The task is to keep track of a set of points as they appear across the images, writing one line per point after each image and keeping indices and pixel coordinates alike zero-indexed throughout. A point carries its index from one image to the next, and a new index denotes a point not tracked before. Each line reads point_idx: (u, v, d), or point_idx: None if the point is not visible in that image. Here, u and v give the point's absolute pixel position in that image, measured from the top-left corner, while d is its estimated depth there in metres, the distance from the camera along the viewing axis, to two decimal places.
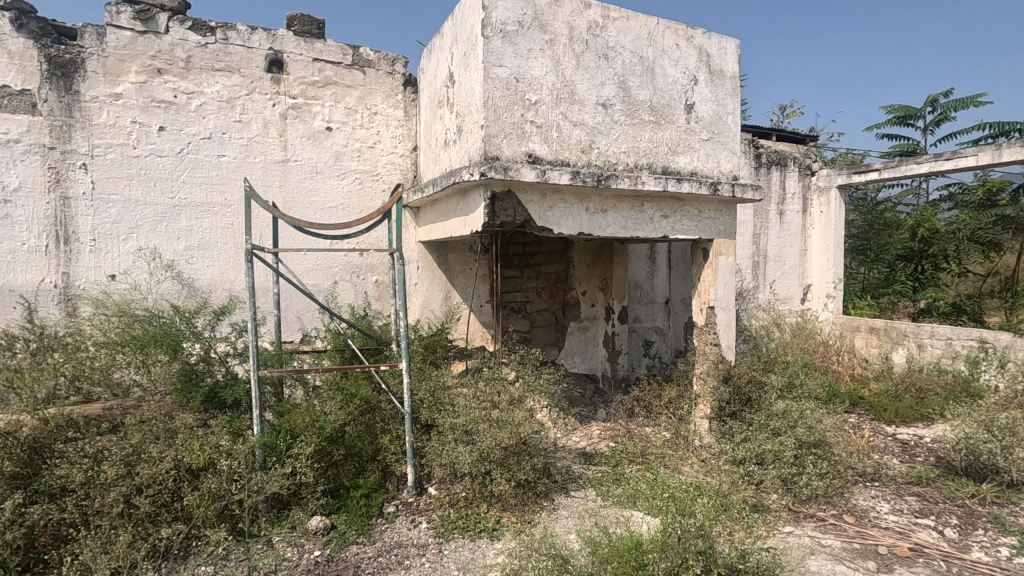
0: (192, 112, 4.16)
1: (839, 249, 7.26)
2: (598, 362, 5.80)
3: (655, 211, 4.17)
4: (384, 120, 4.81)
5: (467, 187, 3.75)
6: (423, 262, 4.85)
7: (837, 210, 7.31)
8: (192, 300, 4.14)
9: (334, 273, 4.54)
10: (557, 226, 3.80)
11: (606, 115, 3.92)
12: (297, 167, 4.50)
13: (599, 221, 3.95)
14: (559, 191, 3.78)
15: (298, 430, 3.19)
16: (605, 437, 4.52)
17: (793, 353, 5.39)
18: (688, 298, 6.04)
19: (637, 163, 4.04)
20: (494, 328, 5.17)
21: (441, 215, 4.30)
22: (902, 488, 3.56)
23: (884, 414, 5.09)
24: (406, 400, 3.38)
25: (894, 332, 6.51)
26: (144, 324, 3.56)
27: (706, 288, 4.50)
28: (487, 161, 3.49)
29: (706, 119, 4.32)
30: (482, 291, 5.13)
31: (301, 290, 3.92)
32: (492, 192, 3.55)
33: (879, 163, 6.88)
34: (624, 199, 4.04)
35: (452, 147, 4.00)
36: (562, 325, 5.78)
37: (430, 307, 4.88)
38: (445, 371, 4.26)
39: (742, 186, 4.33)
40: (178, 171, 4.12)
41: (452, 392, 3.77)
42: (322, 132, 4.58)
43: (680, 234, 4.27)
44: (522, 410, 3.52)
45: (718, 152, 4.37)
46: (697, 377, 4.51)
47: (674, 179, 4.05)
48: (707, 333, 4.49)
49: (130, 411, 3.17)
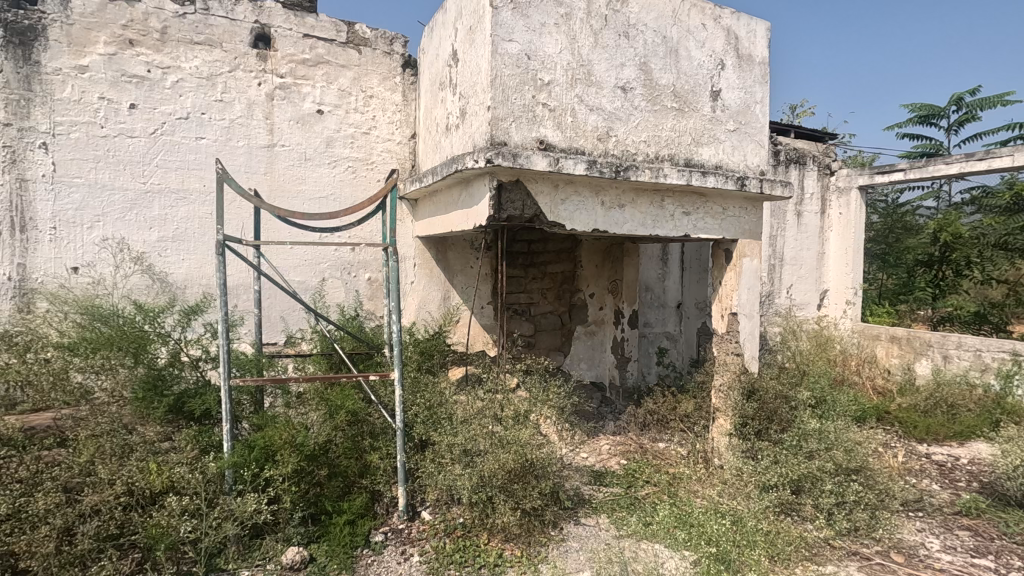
0: (167, 89, 3.77)
1: (859, 254, 6.90)
2: (606, 368, 5.45)
3: (677, 208, 3.79)
4: (380, 105, 4.43)
5: (469, 175, 3.37)
6: (421, 258, 4.47)
7: (857, 212, 6.94)
8: (165, 296, 3.75)
9: (323, 270, 4.17)
10: (569, 221, 3.42)
11: (626, 99, 3.54)
12: (285, 152, 4.11)
13: (615, 217, 3.57)
14: (572, 183, 3.41)
15: (276, 448, 2.79)
16: (615, 453, 4.15)
17: (816, 363, 5.04)
18: (700, 302, 5.58)
19: (658, 154, 3.66)
20: (496, 332, 4.88)
21: (442, 207, 3.92)
22: (950, 520, 3.20)
23: (914, 431, 4.73)
24: (398, 413, 2.99)
25: (917, 342, 6.15)
26: (99, 323, 3.15)
27: (728, 292, 4.14)
28: (494, 146, 3.11)
29: (733, 108, 3.94)
30: (484, 292, 4.79)
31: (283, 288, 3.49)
32: (498, 182, 3.18)
33: (904, 163, 6.52)
34: (643, 193, 3.66)
35: (455, 132, 3.62)
36: (567, 330, 5.38)
37: (428, 309, 4.52)
38: (443, 378, 3.88)
39: (770, 181, 3.97)
40: (151, 153, 3.73)
41: (450, 404, 3.38)
42: (312, 115, 4.19)
43: (702, 233, 3.90)
44: (529, 428, 3.14)
45: (745, 145, 4.00)
46: (717, 390, 4.16)
47: (698, 172, 3.68)
48: (727, 341, 4.15)
49: (83, 421, 2.79)
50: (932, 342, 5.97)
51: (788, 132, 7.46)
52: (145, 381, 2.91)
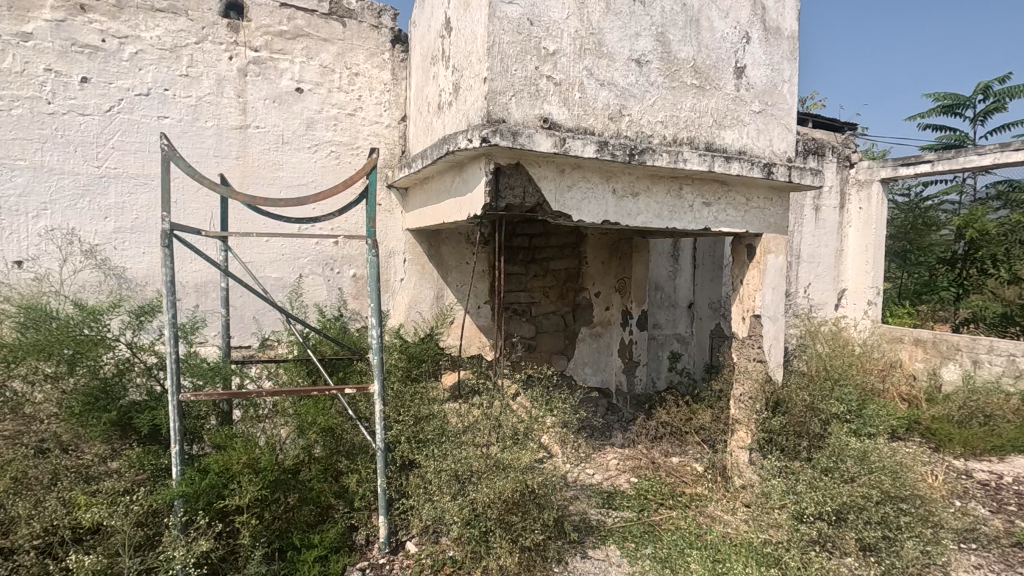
0: (124, 61, 3.35)
1: (879, 251, 6.50)
2: (612, 373, 5.04)
3: (697, 197, 3.39)
4: (367, 83, 4.01)
5: (463, 159, 2.97)
6: (412, 253, 4.10)
7: (878, 206, 6.53)
8: (122, 294, 3.35)
9: (302, 266, 3.78)
10: (576, 211, 3.00)
11: (641, 74, 3.13)
12: (259, 135, 3.70)
13: (628, 207, 3.16)
14: (581, 168, 3.00)
15: (235, 472, 2.38)
16: (624, 470, 3.77)
17: (843, 369, 4.64)
18: (715, 303, 5.30)
19: (676, 137, 3.25)
20: (493, 334, 4.45)
21: (434, 196, 3.51)
22: (1010, 555, 2.81)
23: (949, 444, 4.34)
24: (378, 432, 2.58)
25: (944, 345, 5.78)
26: (21, 323, 2.67)
27: (751, 292, 3.73)
28: (490, 123, 2.70)
29: (758, 87, 3.53)
30: (480, 290, 4.38)
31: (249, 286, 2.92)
32: (495, 165, 2.77)
33: (932, 155, 6.10)
34: (660, 180, 3.26)
35: (447, 110, 3.21)
36: (570, 332, 4.99)
37: (418, 308, 4.13)
38: (433, 386, 3.49)
39: (799, 169, 3.56)
40: (106, 133, 3.32)
41: (442, 418, 2.99)
42: (290, 94, 3.78)
43: (723, 226, 3.49)
44: (530, 448, 2.74)
45: (771, 128, 3.59)
46: (734, 399, 3.80)
47: (721, 157, 3.28)
48: (748, 347, 3.76)
49: (9, 440, 2.42)
50: (962, 345, 5.60)
51: (806, 122, 7.10)
52: (82, 394, 2.50)
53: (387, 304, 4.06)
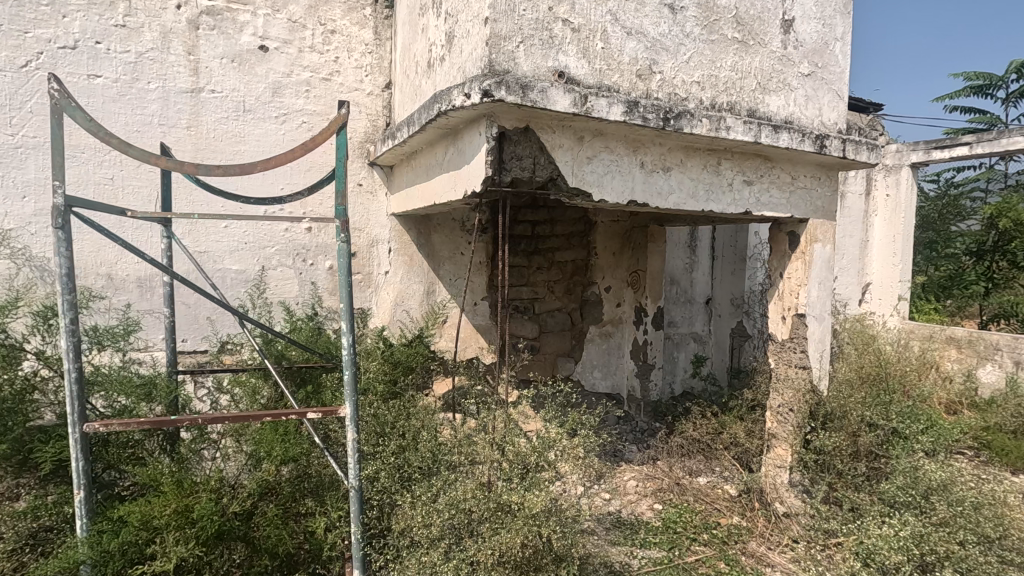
0: (44, 6, 2.76)
1: (909, 242, 6.01)
2: (624, 378, 4.47)
3: (737, 174, 2.84)
4: (345, 43, 3.42)
5: (458, 123, 2.41)
6: (399, 242, 3.54)
7: (907, 193, 6.03)
8: (45, 290, 2.78)
9: (269, 256, 3.22)
10: (598, 189, 2.45)
11: (675, 23, 2.58)
12: (214, 101, 3.11)
13: (659, 185, 2.61)
14: (603, 135, 2.44)
15: (159, 525, 1.81)
16: (644, 493, 3.26)
17: (885, 373, 4.12)
18: (736, 298, 4.93)
19: (714, 101, 2.70)
20: (491, 334, 3.89)
21: (423, 172, 2.94)
22: None
23: (1006, 459, 3.85)
24: (353, 467, 2.03)
25: (981, 345, 5.30)
26: None
27: (794, 288, 3.20)
28: (493, 73, 2.13)
29: (808, 44, 2.98)
30: (477, 285, 3.82)
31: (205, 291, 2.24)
32: (499, 128, 2.20)
33: (971, 136, 5.56)
34: (694, 152, 2.71)
35: (439, 67, 2.64)
36: (578, 331, 4.37)
37: (405, 307, 3.57)
38: (422, 399, 2.95)
39: (855, 142, 3.02)
40: (22, 93, 2.72)
41: (433, 441, 2.46)
42: (252, 52, 3.19)
43: (765, 209, 2.95)
44: (545, 487, 2.19)
45: (821, 94, 3.04)
46: (772, 411, 3.30)
47: (768, 126, 2.73)
48: (789, 351, 3.25)
49: None
50: (1002, 345, 5.12)
51: None
52: None
53: (369, 302, 3.50)
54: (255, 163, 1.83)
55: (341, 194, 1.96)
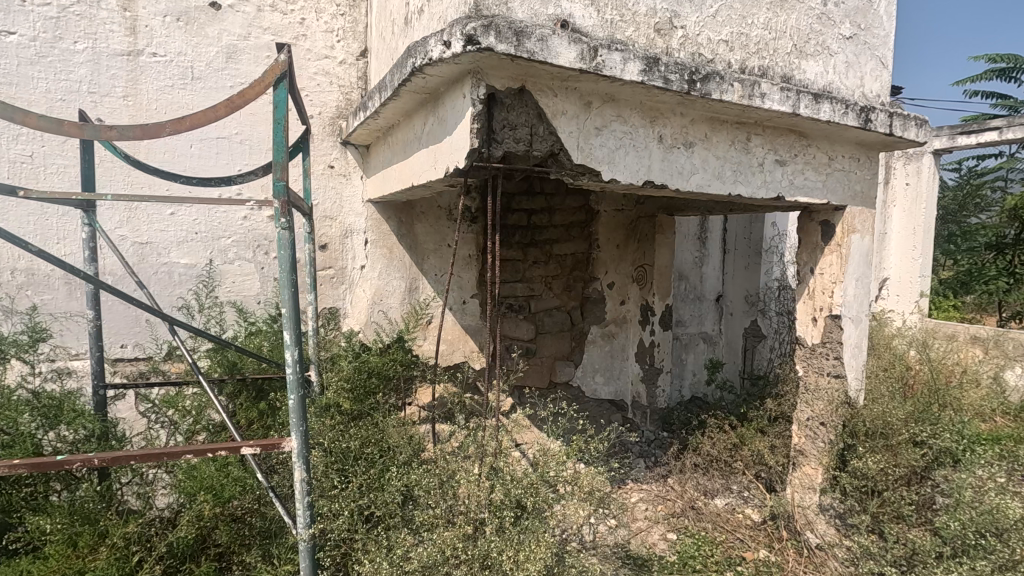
0: None
1: (930, 235, 5.64)
2: (628, 383, 4.05)
3: (768, 152, 2.42)
4: (312, 2, 2.97)
5: (438, 85, 1.97)
6: (377, 232, 3.11)
7: (929, 182, 5.64)
8: None
9: (223, 248, 2.77)
10: (609, 167, 2.02)
11: None
12: (156, 66, 2.66)
13: (680, 163, 2.19)
14: (615, 101, 2.01)
15: None
16: (654, 518, 2.86)
17: (918, 379, 3.72)
18: (750, 295, 4.56)
19: (745, 64, 2.28)
20: (481, 336, 3.47)
21: (400, 150, 2.50)
22: None
23: None
24: (303, 515, 1.62)
25: (1010, 345, 4.91)
26: None
27: (828, 285, 2.79)
28: (479, 16, 1.69)
29: (851, 1, 2.55)
30: (465, 281, 3.39)
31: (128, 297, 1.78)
32: (488, 89, 1.77)
33: (1001, 120, 5.16)
34: (722, 125, 2.28)
35: (418, 20, 2.19)
36: (578, 332, 3.95)
37: (383, 306, 3.14)
38: (400, 417, 2.53)
39: (902, 116, 2.60)
40: None
41: (409, 473, 2.06)
42: (201, 10, 2.73)
43: (800, 193, 2.54)
44: (543, 537, 1.80)
45: (863, 61, 2.62)
46: (801, 425, 2.90)
47: (808, 94, 2.31)
48: (820, 357, 2.85)
49: None
50: None
51: None
52: None
53: (342, 300, 3.07)
54: (162, 123, 1.41)
55: (280, 165, 1.51)
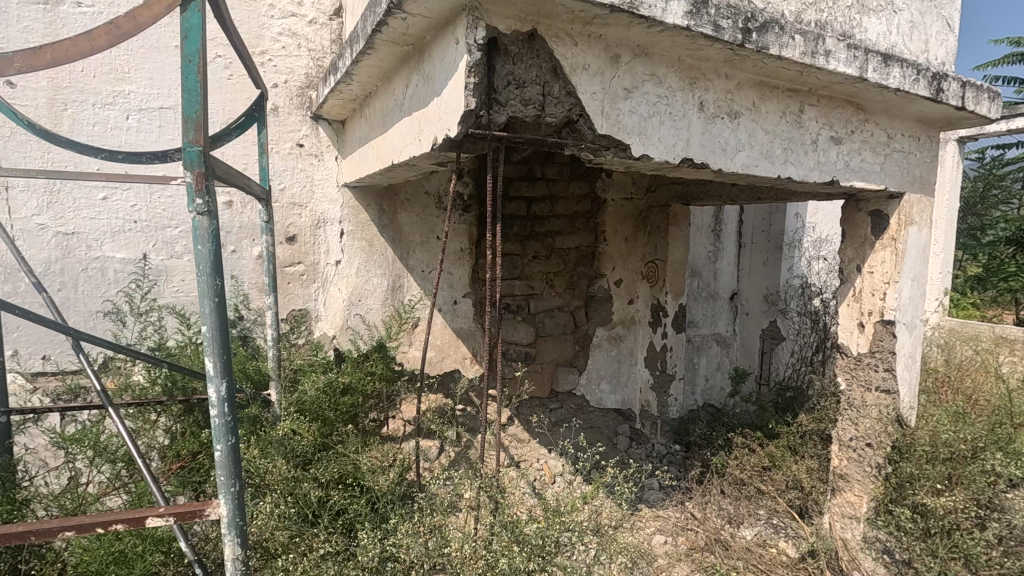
0: None
1: (952, 229, 5.29)
2: (636, 391, 3.63)
3: (822, 127, 2.01)
4: None
5: (423, 29, 1.53)
6: (353, 222, 2.67)
7: (950, 172, 5.30)
8: None
9: (171, 239, 2.32)
10: (640, 140, 1.61)
11: None
12: (82, 19, 2.18)
13: (724, 137, 1.78)
14: (648, 56, 1.59)
15: None
16: (677, 556, 2.47)
17: (960, 388, 3.35)
18: (768, 293, 4.19)
19: (800, 17, 1.86)
20: (475, 341, 3.04)
21: (379, 121, 2.07)
22: None
23: None
24: None
25: None
26: None
27: (879, 286, 2.40)
28: None
29: None
30: (457, 277, 2.96)
31: (15, 306, 1.33)
32: (489, 32, 1.33)
33: None
34: (772, 92, 1.87)
35: None
36: (581, 334, 3.51)
37: (362, 308, 2.71)
38: (378, 447, 2.11)
39: (975, 86, 2.19)
40: None
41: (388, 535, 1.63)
42: None
43: (855, 177, 2.14)
44: None
45: (929, 22, 2.21)
46: (845, 446, 2.51)
47: (877, 55, 1.88)
48: (869, 368, 2.46)
49: None
50: None
51: None
52: None
53: (313, 301, 2.63)
54: None
55: (192, 122, 1.09)
